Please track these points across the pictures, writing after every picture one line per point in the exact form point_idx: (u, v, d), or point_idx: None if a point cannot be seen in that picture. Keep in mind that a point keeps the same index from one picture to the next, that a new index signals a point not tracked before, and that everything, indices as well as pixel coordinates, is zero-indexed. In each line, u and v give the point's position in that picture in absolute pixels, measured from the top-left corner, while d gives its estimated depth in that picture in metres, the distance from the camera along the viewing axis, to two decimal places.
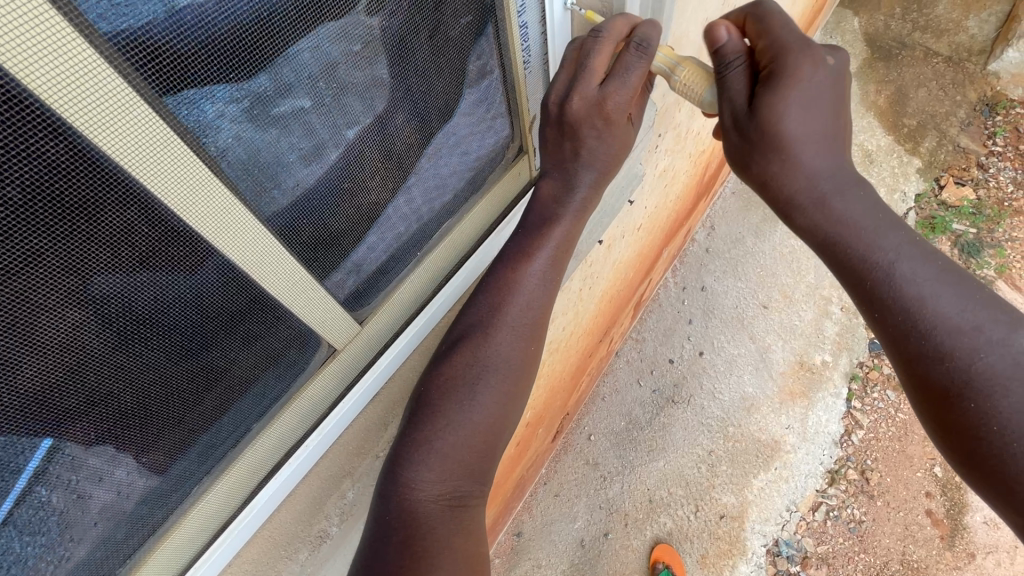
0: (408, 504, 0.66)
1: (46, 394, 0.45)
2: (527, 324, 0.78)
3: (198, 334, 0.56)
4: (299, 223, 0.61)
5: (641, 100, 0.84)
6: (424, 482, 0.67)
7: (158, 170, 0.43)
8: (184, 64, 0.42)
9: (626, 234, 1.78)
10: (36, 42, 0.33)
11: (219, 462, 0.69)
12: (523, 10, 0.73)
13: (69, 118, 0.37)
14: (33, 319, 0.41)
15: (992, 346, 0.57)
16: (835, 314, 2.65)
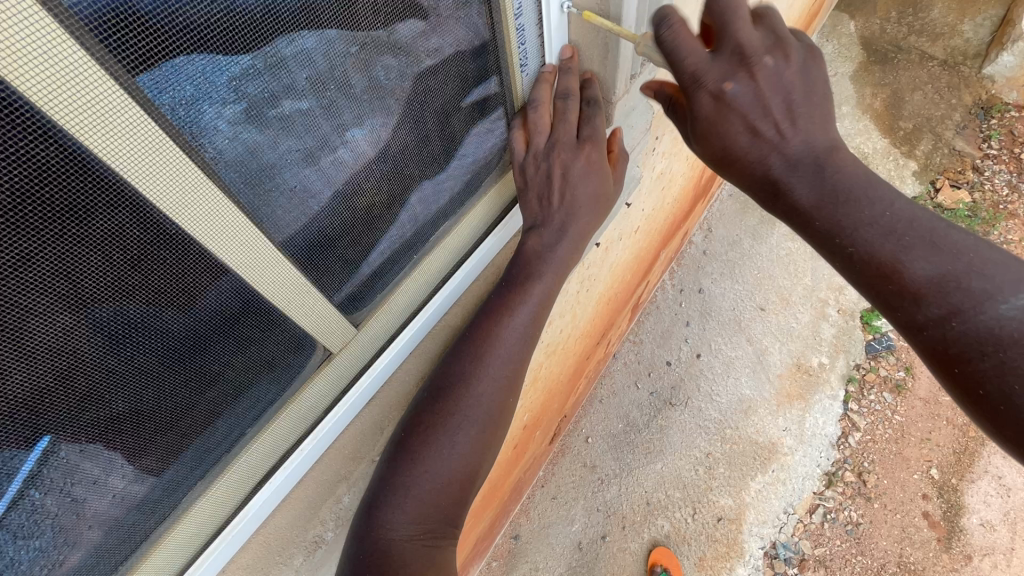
0: (383, 543, 0.70)
1: (37, 399, 0.45)
2: (509, 379, 0.81)
3: (192, 338, 0.56)
4: (295, 225, 0.61)
5: (617, 164, 0.93)
6: (400, 523, 0.71)
7: (150, 173, 0.43)
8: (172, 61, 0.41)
9: (625, 237, 1.78)
10: (24, 42, 0.33)
11: (213, 467, 0.69)
12: (520, 12, 0.73)
13: (59, 120, 0.36)
14: (23, 323, 0.41)
15: (985, 296, 0.57)
16: (831, 317, 2.65)
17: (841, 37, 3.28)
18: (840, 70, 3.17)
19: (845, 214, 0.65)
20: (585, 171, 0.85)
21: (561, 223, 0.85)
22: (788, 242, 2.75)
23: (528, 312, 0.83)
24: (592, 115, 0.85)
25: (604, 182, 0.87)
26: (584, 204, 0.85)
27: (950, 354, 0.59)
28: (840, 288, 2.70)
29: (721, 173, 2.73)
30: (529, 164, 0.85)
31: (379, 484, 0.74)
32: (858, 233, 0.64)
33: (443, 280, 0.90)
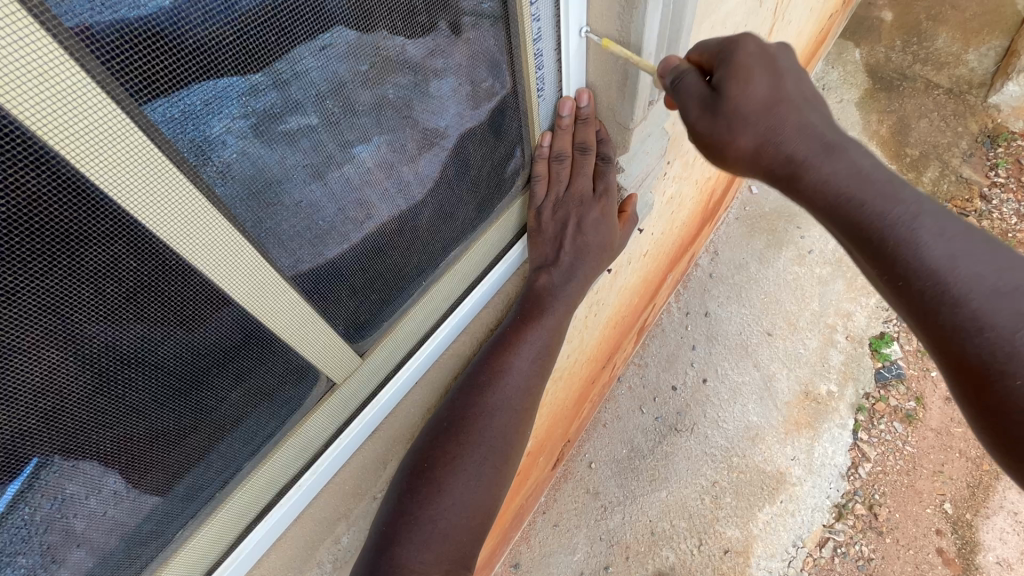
0: None
1: (17, 443, 0.41)
2: (524, 407, 0.77)
3: (188, 372, 0.52)
4: (301, 251, 0.58)
5: (628, 221, 0.97)
6: (424, 563, 0.63)
7: (152, 200, 0.40)
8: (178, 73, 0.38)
9: (633, 260, 1.76)
10: (19, 64, 0.30)
11: (206, 505, 0.65)
12: (538, 39, 0.71)
13: (55, 147, 0.34)
14: (5, 363, 0.38)
15: None
16: (840, 343, 2.61)
17: (846, 63, 3.30)
18: (845, 96, 3.18)
19: (879, 211, 0.58)
20: (596, 222, 0.88)
21: (571, 269, 0.87)
22: (795, 267, 2.73)
23: (544, 347, 0.81)
24: (606, 171, 0.89)
25: (612, 234, 0.91)
26: (592, 252, 0.88)
27: (989, 372, 0.53)
28: (848, 314, 2.66)
29: (727, 196, 2.72)
30: (544, 210, 0.88)
31: (389, 522, 0.66)
32: (893, 224, 0.57)
33: (452, 307, 0.87)
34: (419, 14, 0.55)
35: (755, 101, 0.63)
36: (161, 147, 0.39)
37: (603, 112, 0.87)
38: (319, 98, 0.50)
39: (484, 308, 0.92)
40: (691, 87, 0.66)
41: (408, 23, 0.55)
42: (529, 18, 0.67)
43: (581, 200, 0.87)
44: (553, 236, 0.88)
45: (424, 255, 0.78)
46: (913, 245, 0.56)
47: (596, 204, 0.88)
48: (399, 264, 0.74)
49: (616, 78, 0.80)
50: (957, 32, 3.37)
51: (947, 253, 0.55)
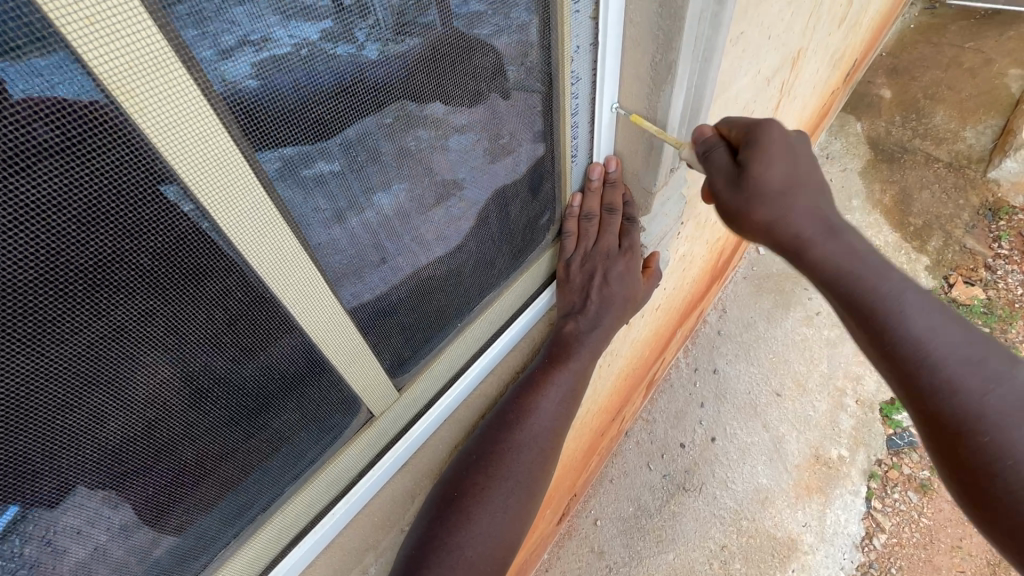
0: None
1: (122, 448, 0.47)
2: (550, 446, 0.81)
3: (261, 395, 0.58)
4: (361, 289, 0.64)
5: (649, 276, 1.03)
6: None
7: (259, 241, 0.47)
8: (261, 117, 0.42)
9: (646, 314, 1.83)
10: (192, 135, 0.38)
11: (247, 526, 0.68)
12: (575, 113, 0.81)
13: (203, 199, 0.41)
14: (131, 375, 0.44)
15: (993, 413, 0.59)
16: (850, 407, 2.61)
17: (847, 137, 3.49)
18: (848, 167, 3.34)
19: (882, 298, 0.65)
20: (622, 275, 0.94)
21: (597, 317, 0.92)
22: (803, 328, 2.78)
23: (571, 389, 0.86)
24: (632, 229, 0.96)
25: (636, 286, 0.97)
26: (618, 303, 0.94)
27: (969, 458, 0.60)
28: (857, 378, 2.67)
29: (735, 257, 2.82)
30: (576, 261, 0.95)
31: (418, 547, 0.68)
32: (899, 320, 0.64)
33: (482, 349, 0.92)
34: (483, 90, 0.65)
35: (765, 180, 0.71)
36: (275, 198, 0.47)
37: (628, 177, 0.97)
38: (391, 159, 0.58)
39: (511, 351, 0.97)
40: (736, 179, 0.73)
41: (473, 98, 0.64)
42: (569, 94, 0.78)
43: (609, 255, 0.94)
44: (580, 287, 0.94)
45: (462, 299, 0.84)
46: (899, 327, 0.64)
47: (622, 258, 0.95)
48: (440, 307, 0.80)
49: (642, 149, 0.90)
50: (953, 113, 3.57)
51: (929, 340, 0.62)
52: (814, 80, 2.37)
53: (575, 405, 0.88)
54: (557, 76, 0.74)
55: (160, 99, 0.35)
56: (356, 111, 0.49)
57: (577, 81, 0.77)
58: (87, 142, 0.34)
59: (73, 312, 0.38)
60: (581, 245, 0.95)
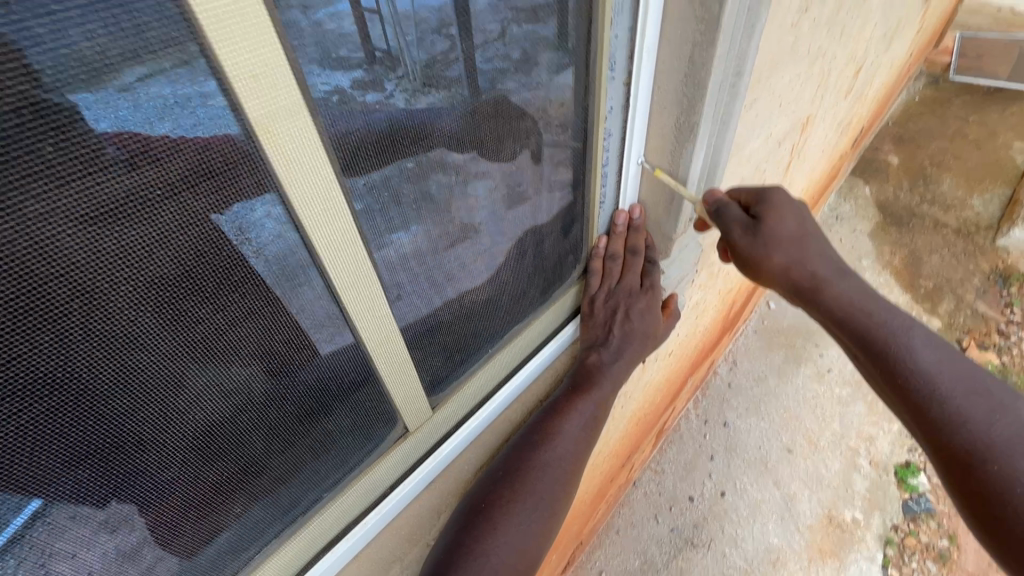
0: None
1: (211, 432, 0.54)
2: (572, 469, 0.86)
3: (320, 396, 0.65)
4: (411, 308, 0.72)
5: (668, 316, 1.10)
6: None
7: (339, 257, 0.55)
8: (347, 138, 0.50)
9: (659, 360, 1.87)
10: (308, 167, 0.47)
11: (289, 525, 0.71)
12: (605, 164, 0.91)
13: (308, 219, 0.50)
14: (230, 364, 0.52)
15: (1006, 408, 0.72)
16: (864, 468, 2.57)
17: (857, 200, 3.60)
18: (857, 229, 3.43)
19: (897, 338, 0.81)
20: (642, 312, 1.01)
21: (618, 350, 0.99)
22: (814, 384, 2.79)
23: (592, 415, 0.91)
24: (653, 270, 1.04)
25: (655, 324, 1.04)
26: (637, 338, 1.01)
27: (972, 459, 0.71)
28: (871, 439, 2.64)
29: (746, 310, 2.88)
30: (600, 297, 1.02)
31: (446, 554, 0.72)
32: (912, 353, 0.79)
33: (509, 375, 0.98)
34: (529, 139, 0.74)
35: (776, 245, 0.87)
36: (357, 223, 0.55)
37: (651, 224, 1.05)
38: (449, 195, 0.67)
39: (535, 379, 1.03)
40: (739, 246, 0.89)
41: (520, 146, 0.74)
42: (601, 147, 0.87)
43: (630, 293, 1.01)
44: (602, 322, 1.02)
45: (495, 326, 0.91)
46: (907, 352, 0.80)
47: (643, 296, 1.02)
48: (475, 332, 0.87)
49: (664, 198, 0.99)
50: (959, 181, 3.68)
51: (933, 362, 0.78)
52: (823, 145, 2.51)
53: (596, 432, 0.92)
54: (592, 131, 0.84)
55: (288, 134, 0.44)
56: (408, 149, 0.57)
57: (609, 135, 0.87)
58: (238, 171, 0.43)
59: (197, 305, 0.46)
60: (604, 283, 1.03)
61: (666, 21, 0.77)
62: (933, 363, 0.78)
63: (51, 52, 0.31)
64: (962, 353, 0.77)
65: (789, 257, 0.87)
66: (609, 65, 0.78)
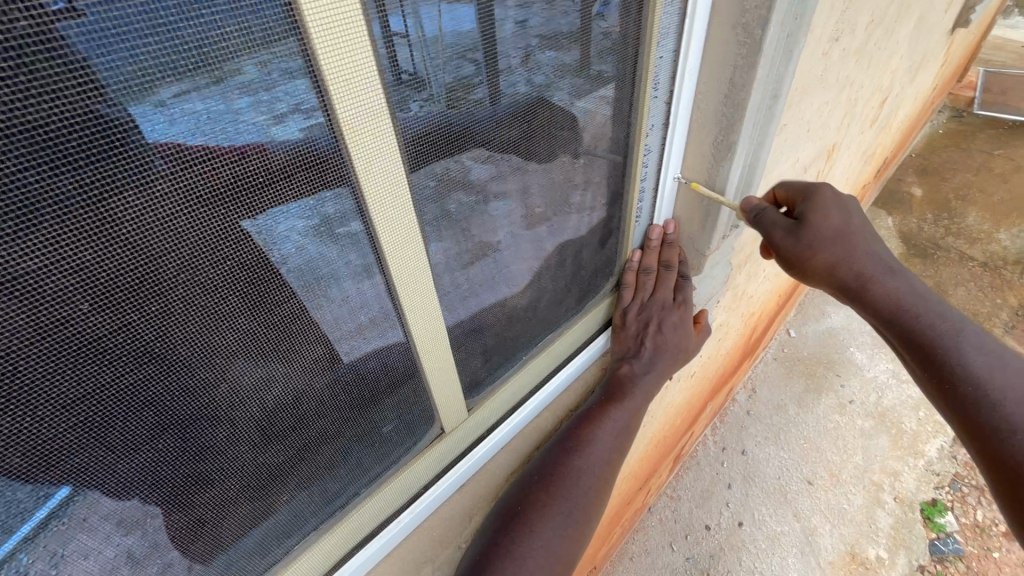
0: None
1: (275, 415, 0.56)
2: (605, 476, 0.87)
3: (372, 389, 0.67)
4: (455, 309, 0.74)
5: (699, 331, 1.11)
6: None
7: (401, 252, 0.58)
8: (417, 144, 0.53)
9: (681, 380, 1.87)
10: (382, 166, 0.51)
11: (330, 517, 0.73)
12: (643, 179, 0.94)
13: (378, 215, 0.54)
14: (297, 349, 0.55)
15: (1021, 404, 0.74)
16: (888, 504, 2.49)
17: (880, 229, 3.58)
18: (880, 258, 3.40)
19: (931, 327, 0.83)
20: (675, 325, 1.03)
21: (650, 363, 1.00)
22: (835, 415, 2.74)
23: (625, 425, 0.92)
24: (685, 286, 1.05)
25: (687, 338, 1.05)
26: (668, 352, 1.02)
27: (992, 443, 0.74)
28: (895, 473, 2.58)
29: (767, 337, 2.86)
30: (633, 309, 1.03)
31: (483, 553, 0.73)
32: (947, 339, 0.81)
33: (541, 383, 1.00)
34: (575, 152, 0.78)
35: (829, 254, 0.87)
36: (418, 220, 0.59)
37: (684, 240, 1.07)
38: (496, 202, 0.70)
39: (566, 389, 1.04)
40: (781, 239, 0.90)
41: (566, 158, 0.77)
42: (640, 163, 0.90)
43: (663, 306, 1.02)
44: (634, 334, 1.03)
45: (529, 335, 0.93)
46: (954, 350, 0.80)
47: (675, 310, 1.03)
48: (510, 339, 0.89)
49: (698, 214, 1.01)
50: (986, 215, 3.64)
51: (979, 358, 0.79)
52: (847, 174, 2.52)
53: (628, 442, 0.93)
54: (633, 147, 0.87)
55: (369, 133, 0.48)
56: (469, 155, 0.60)
57: (648, 152, 0.90)
58: (322, 166, 0.47)
59: (276, 288, 0.49)
60: (636, 296, 1.04)
61: (709, 44, 0.81)
62: (982, 357, 0.79)
63: (109, 61, 0.32)
64: (999, 346, 0.78)
65: (831, 237, 0.87)
66: (653, 84, 0.81)
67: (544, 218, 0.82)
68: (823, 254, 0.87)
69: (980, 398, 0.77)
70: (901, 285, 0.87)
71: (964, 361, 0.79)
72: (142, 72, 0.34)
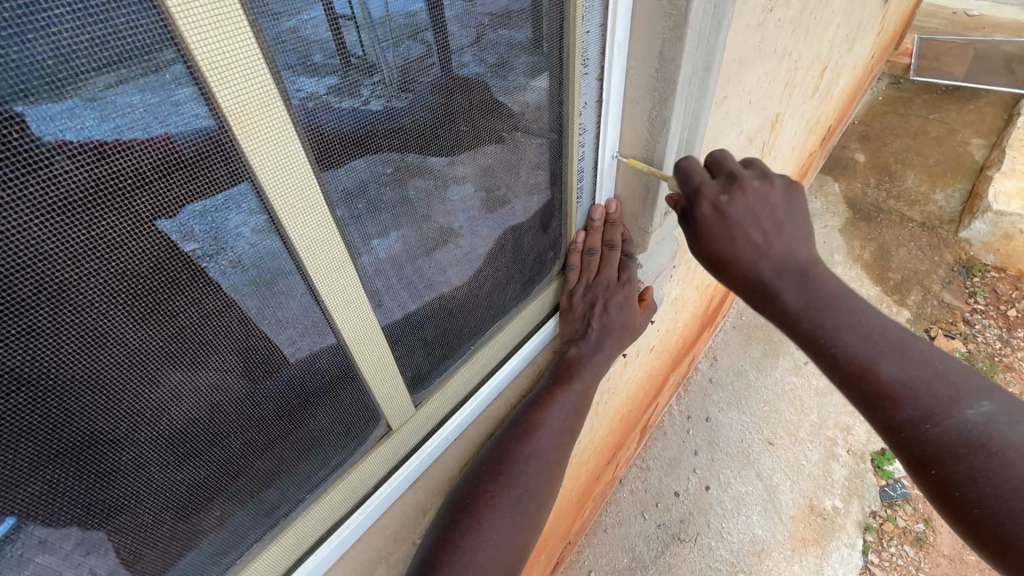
0: None
1: (186, 430, 0.52)
2: (555, 465, 0.86)
3: (300, 392, 0.64)
4: (391, 304, 0.71)
5: (646, 307, 1.12)
6: None
7: (317, 251, 0.55)
8: (323, 134, 0.49)
9: (641, 354, 1.90)
10: (284, 160, 0.47)
11: (272, 527, 0.70)
12: (581, 158, 0.92)
13: (283, 212, 0.50)
14: (205, 358, 0.51)
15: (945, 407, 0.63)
16: (842, 457, 2.62)
17: (828, 196, 3.70)
18: (828, 224, 3.53)
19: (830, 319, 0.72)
20: (620, 306, 1.03)
21: (598, 344, 1.00)
22: (791, 377, 2.85)
23: (574, 410, 0.92)
24: (631, 264, 1.05)
25: (633, 316, 1.05)
26: (615, 333, 1.02)
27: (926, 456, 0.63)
28: (848, 428, 2.71)
29: (724, 306, 2.94)
30: (579, 291, 1.03)
31: (432, 551, 0.72)
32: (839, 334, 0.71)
33: (491, 371, 0.98)
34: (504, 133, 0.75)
35: (752, 228, 0.78)
36: (335, 216, 0.55)
37: (628, 218, 1.07)
38: (424, 189, 0.67)
39: (518, 374, 1.03)
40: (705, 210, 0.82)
41: (496, 140, 0.74)
42: (576, 142, 0.89)
43: (608, 286, 1.02)
44: (580, 315, 1.03)
45: (476, 323, 0.91)
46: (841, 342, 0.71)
47: (621, 290, 1.03)
48: (455, 329, 0.87)
49: (639, 191, 1.00)
50: (923, 177, 3.82)
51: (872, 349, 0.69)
52: (792, 143, 2.58)
53: (577, 424, 0.93)
54: (567, 127, 0.85)
55: (262, 125, 0.44)
56: (387, 145, 0.57)
57: (584, 131, 0.89)
58: (211, 160, 0.43)
59: (169, 297, 0.45)
60: (581, 276, 1.04)
61: (636, 16, 0.79)
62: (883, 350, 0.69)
63: (24, 49, 0.31)
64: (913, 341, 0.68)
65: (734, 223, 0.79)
66: (583, 60, 0.79)
67: (481, 204, 0.79)
68: (748, 230, 0.79)
69: (923, 427, 0.64)
70: (810, 295, 0.75)
71: (891, 368, 0.67)
72: (67, 63, 0.33)
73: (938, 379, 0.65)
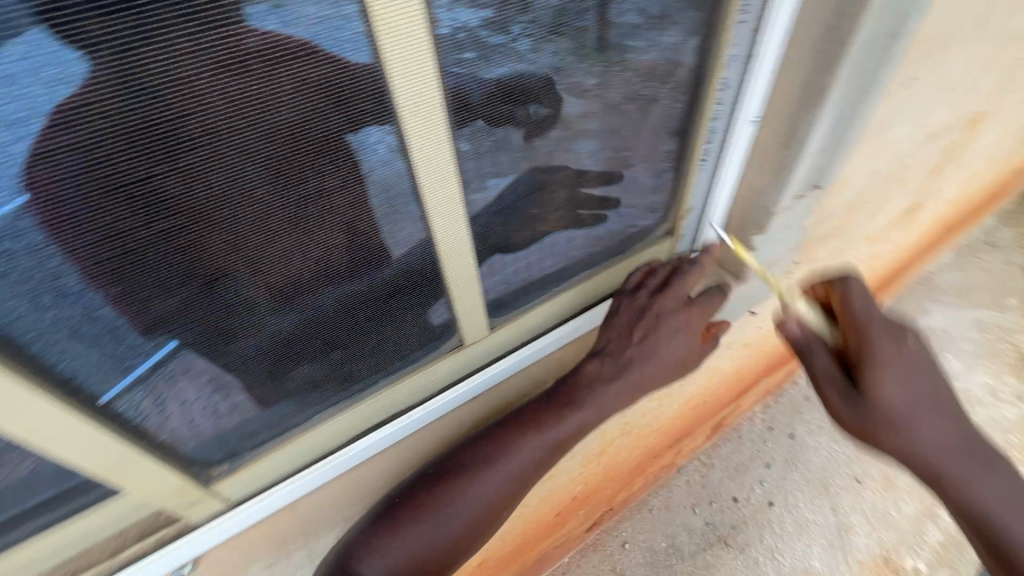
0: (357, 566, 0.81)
1: (295, 286, 0.62)
2: (531, 466, 0.88)
3: (391, 285, 0.72)
4: (482, 222, 0.75)
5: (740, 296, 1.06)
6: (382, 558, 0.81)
7: (427, 159, 0.59)
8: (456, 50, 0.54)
9: (732, 348, 1.79)
10: (413, 69, 0.51)
11: (348, 397, 0.81)
12: (715, 117, 0.86)
13: (404, 117, 0.54)
14: (319, 230, 0.59)
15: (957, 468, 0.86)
16: (943, 521, 2.30)
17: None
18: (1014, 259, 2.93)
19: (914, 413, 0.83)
20: (660, 374, 0.92)
21: (625, 374, 0.90)
22: None
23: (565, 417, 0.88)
24: (713, 294, 0.93)
25: (718, 307, 0.91)
26: (652, 375, 0.91)
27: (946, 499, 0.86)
28: None
29: None
30: (606, 364, 0.92)
31: (388, 509, 0.86)
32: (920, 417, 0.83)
33: (568, 317, 1.01)
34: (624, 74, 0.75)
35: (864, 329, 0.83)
36: (450, 125, 0.59)
37: (748, 194, 0.98)
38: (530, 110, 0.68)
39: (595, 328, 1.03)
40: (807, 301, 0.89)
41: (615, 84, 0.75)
42: (713, 99, 0.83)
43: (678, 280, 0.92)
44: (665, 318, 0.90)
45: (556, 257, 0.94)
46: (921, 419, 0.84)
47: (682, 314, 0.91)
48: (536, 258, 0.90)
49: (772, 168, 0.91)
50: None
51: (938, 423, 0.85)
52: (991, 153, 2.14)
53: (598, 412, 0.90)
54: (706, 78, 0.79)
55: (399, 34, 0.48)
56: (505, 79, 0.62)
57: (725, 87, 0.82)
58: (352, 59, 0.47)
59: (297, 168, 0.52)
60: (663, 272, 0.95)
61: None
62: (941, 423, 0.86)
63: None
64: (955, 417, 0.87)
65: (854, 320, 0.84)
66: (741, 5, 0.72)
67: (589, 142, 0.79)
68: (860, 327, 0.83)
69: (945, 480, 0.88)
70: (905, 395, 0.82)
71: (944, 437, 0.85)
72: None
73: (964, 448, 0.87)
